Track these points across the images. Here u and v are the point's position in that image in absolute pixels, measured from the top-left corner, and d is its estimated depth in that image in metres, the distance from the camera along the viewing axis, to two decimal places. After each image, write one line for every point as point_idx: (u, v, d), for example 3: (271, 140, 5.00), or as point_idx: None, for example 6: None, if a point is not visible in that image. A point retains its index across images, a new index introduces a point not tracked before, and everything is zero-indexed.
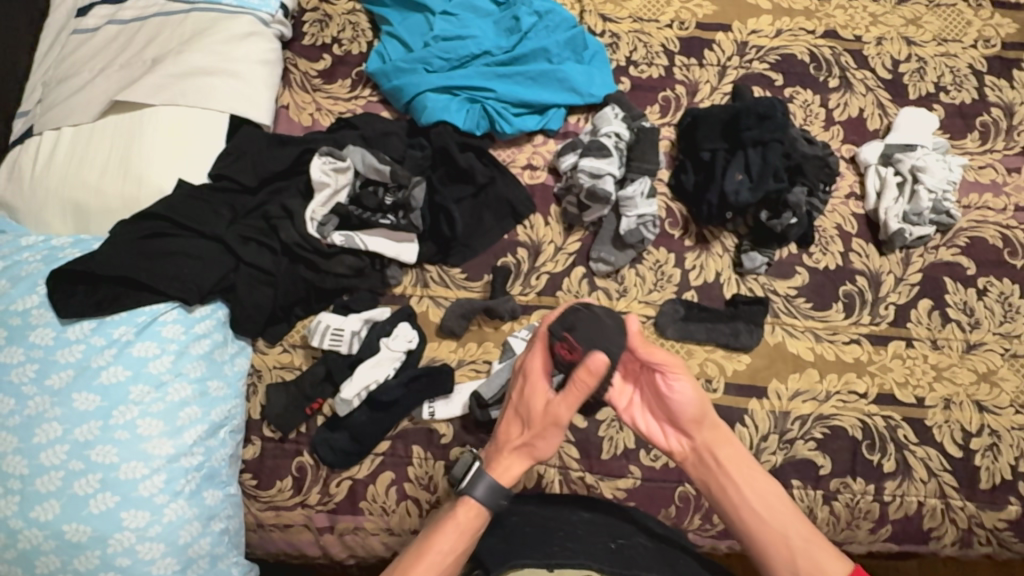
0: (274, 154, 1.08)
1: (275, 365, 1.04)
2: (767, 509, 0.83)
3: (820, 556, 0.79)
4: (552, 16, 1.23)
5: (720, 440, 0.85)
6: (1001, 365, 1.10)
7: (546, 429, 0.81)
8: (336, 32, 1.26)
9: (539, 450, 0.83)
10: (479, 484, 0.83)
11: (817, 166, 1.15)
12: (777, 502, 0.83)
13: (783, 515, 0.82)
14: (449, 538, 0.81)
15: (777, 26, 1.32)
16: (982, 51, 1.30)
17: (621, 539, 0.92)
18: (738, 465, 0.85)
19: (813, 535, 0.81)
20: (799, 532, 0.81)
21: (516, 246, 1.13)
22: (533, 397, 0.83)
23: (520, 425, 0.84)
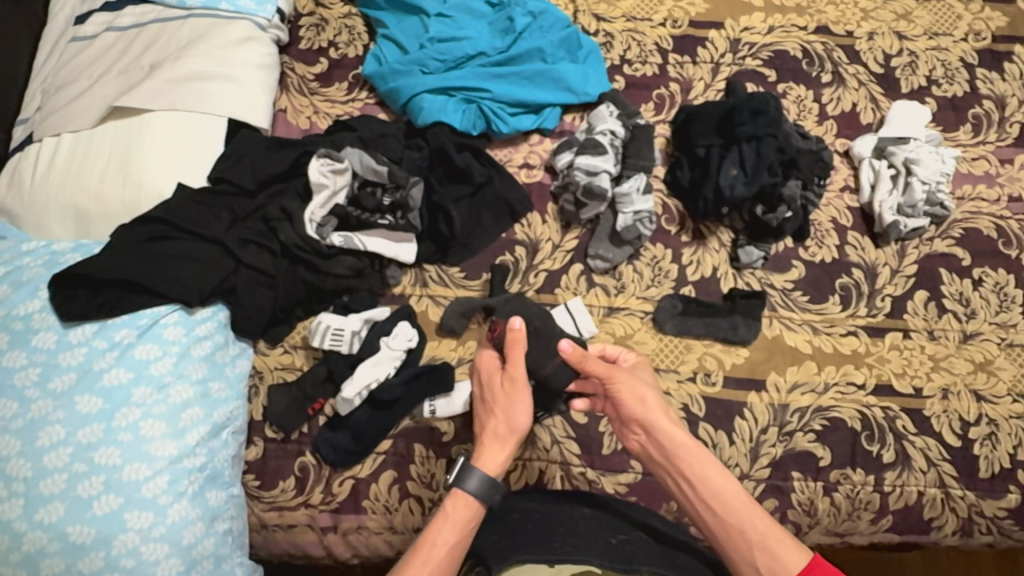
0: (273, 158, 1.10)
1: (276, 367, 1.05)
2: (726, 506, 0.82)
3: (778, 551, 0.79)
4: (546, 16, 1.24)
5: (674, 437, 0.86)
6: (998, 354, 1.11)
7: (511, 399, 0.87)
8: (332, 36, 1.27)
9: (516, 424, 0.86)
10: (467, 474, 0.84)
11: (811, 161, 1.16)
12: (734, 499, 0.82)
13: (742, 511, 0.81)
14: (442, 529, 0.82)
15: (769, 23, 1.33)
16: (973, 44, 1.31)
17: (621, 535, 0.92)
18: (694, 462, 0.84)
19: (773, 531, 0.80)
20: (757, 529, 0.80)
21: (513, 245, 1.14)
22: (490, 380, 0.90)
23: (490, 410, 0.88)
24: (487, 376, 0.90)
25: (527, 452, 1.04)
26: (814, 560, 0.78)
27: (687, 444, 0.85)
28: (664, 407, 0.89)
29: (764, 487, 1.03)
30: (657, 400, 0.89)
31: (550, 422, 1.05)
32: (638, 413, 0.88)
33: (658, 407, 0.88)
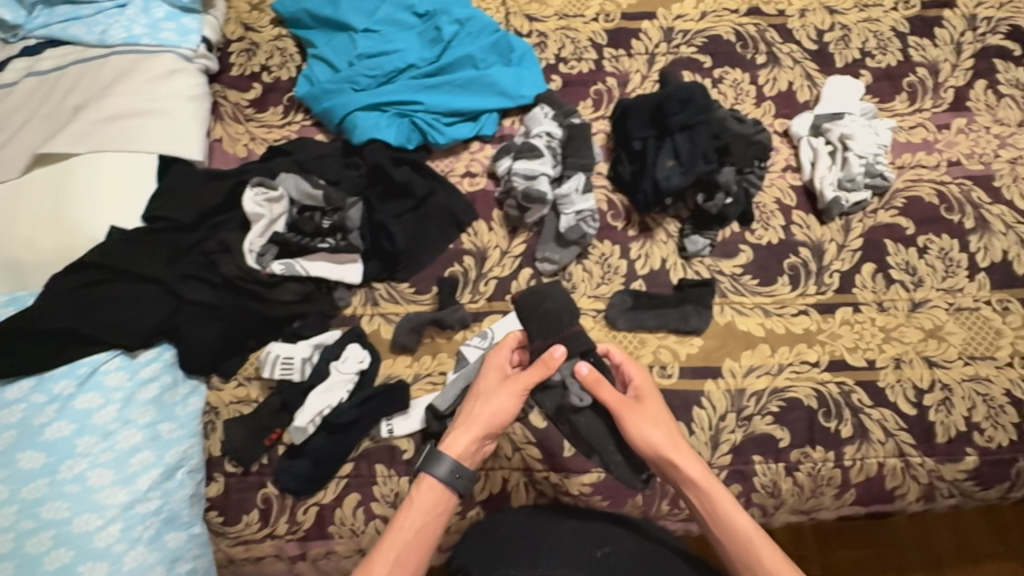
0: (207, 189, 1.07)
1: (232, 400, 1.05)
2: (741, 536, 0.87)
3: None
4: (473, 22, 1.21)
5: (691, 467, 0.90)
6: (947, 320, 1.11)
7: (501, 389, 0.94)
8: (264, 60, 1.28)
9: (488, 415, 0.92)
10: (436, 460, 0.90)
11: (745, 145, 1.15)
12: (749, 528, 0.87)
13: (756, 543, 0.86)
14: (412, 512, 0.88)
15: (701, 10, 1.33)
16: (903, 12, 1.32)
17: (605, 547, 0.96)
18: (711, 491, 0.89)
19: (781, 558, 0.85)
20: (769, 560, 0.85)
21: (461, 255, 1.15)
22: (490, 373, 0.96)
23: (476, 396, 0.94)
24: (490, 365, 0.97)
25: (490, 461, 1.03)
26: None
27: (704, 473, 0.90)
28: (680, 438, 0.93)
29: (727, 473, 1.04)
30: (666, 439, 0.92)
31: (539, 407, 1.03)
32: (657, 446, 0.92)
33: (675, 440, 0.92)
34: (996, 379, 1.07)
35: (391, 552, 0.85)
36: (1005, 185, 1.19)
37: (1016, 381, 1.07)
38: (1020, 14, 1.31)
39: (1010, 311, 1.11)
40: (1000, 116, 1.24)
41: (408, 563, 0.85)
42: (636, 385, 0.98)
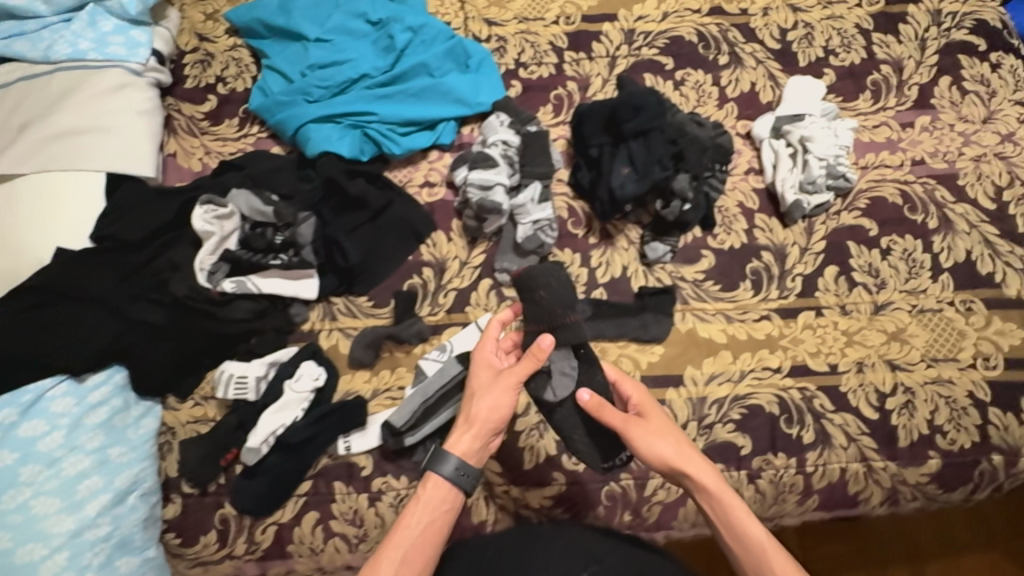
0: (157, 207, 1.06)
1: (188, 420, 1.04)
2: (756, 548, 0.81)
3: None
4: (427, 29, 1.19)
5: (702, 478, 0.85)
6: (910, 322, 1.10)
7: (496, 385, 0.89)
8: (220, 71, 1.26)
9: (489, 414, 0.88)
10: (444, 457, 0.86)
11: (699, 152, 1.11)
12: (765, 539, 0.81)
13: (772, 555, 0.81)
14: (419, 509, 0.85)
15: (662, 10, 1.31)
16: (867, 9, 1.30)
17: (593, 564, 0.88)
18: (724, 503, 0.84)
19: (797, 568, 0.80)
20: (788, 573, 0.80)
21: (420, 266, 1.14)
22: (480, 372, 0.91)
23: (471, 395, 0.90)
24: (479, 362, 0.92)
25: None
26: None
27: (715, 483, 0.85)
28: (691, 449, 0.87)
29: None
30: (675, 449, 0.86)
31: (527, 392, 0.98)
32: (669, 459, 0.86)
33: (685, 452, 0.86)
34: (959, 381, 1.07)
35: (397, 550, 0.81)
36: (970, 184, 1.18)
37: (979, 383, 1.07)
38: (985, 8, 1.30)
39: (973, 311, 1.10)
40: (964, 114, 1.22)
41: (415, 562, 0.81)
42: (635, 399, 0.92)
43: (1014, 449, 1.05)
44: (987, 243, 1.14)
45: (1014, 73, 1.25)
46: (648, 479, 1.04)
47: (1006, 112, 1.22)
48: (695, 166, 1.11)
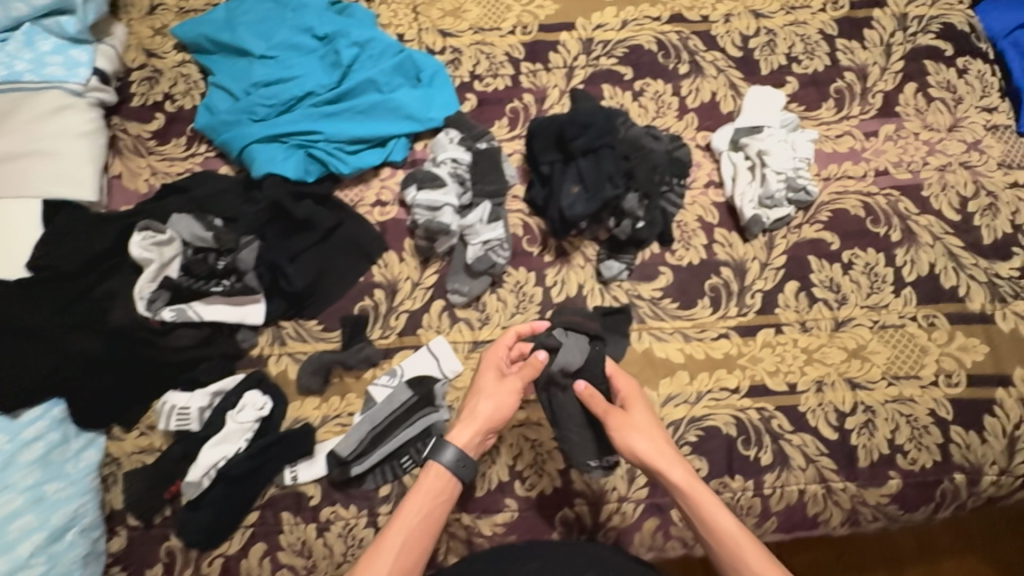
0: (96, 234, 1.03)
1: (135, 450, 1.02)
2: (727, 539, 0.85)
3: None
4: (373, 44, 1.16)
5: (677, 470, 0.91)
6: (871, 338, 1.08)
7: (500, 386, 0.98)
8: (168, 87, 1.23)
9: (492, 411, 0.96)
10: (442, 447, 0.93)
11: (648, 169, 1.08)
12: (736, 529, 0.85)
13: (742, 545, 0.84)
14: (420, 496, 0.90)
15: (622, 18, 1.27)
16: (831, 13, 1.27)
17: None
18: (695, 495, 0.89)
19: (767, 558, 0.83)
20: (758, 564, 0.82)
21: (372, 288, 1.11)
22: (487, 371, 1.00)
23: (475, 394, 0.98)
24: (488, 362, 1.01)
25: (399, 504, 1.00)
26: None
27: (689, 477, 0.91)
28: (667, 444, 0.95)
29: (643, 506, 1.02)
30: (652, 444, 0.94)
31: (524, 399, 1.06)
32: (644, 452, 0.93)
33: (661, 446, 0.94)
34: (920, 399, 1.04)
35: (398, 536, 0.86)
36: (934, 195, 1.15)
37: (940, 401, 1.04)
38: (952, 11, 1.26)
39: (936, 327, 1.08)
40: (929, 121, 1.19)
41: (414, 549, 0.86)
42: (624, 394, 1.00)
43: (977, 468, 1.02)
44: (951, 255, 1.11)
45: (981, 78, 1.22)
46: (603, 504, 1.02)
47: (972, 119, 1.19)
48: (646, 183, 1.08)
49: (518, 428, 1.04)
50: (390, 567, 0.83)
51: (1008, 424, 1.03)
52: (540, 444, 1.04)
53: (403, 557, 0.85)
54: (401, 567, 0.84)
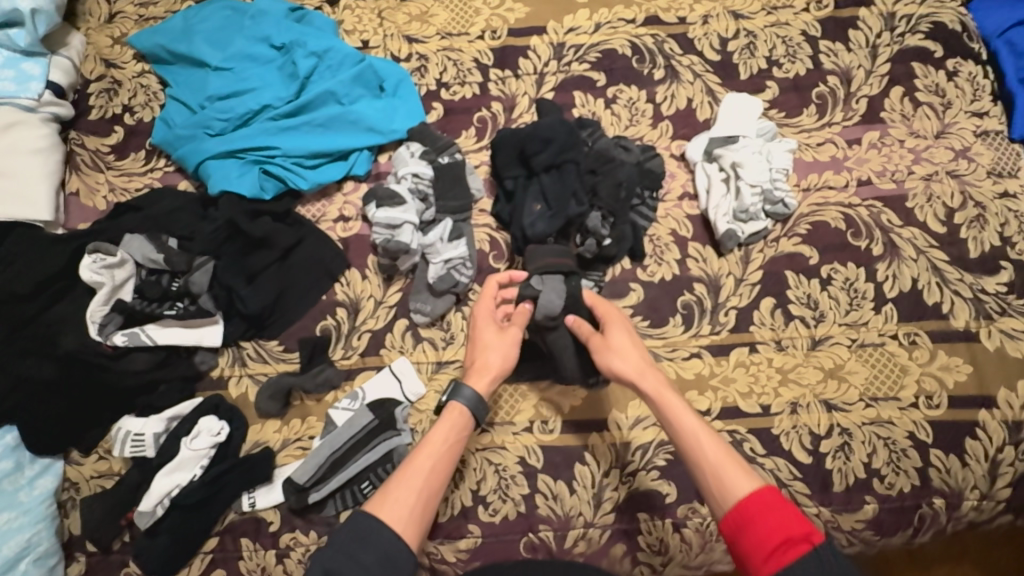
0: (47, 255, 1.01)
1: (93, 475, 1.00)
2: (686, 433, 0.80)
3: (727, 473, 0.75)
4: (332, 54, 1.13)
5: (648, 376, 0.87)
6: (849, 358, 1.04)
7: (504, 337, 0.95)
8: (127, 99, 1.18)
9: (503, 361, 0.93)
10: (463, 384, 0.90)
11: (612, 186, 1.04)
12: (698, 426, 0.80)
13: (702, 440, 0.79)
14: (449, 424, 0.86)
15: (595, 20, 1.22)
16: (815, 13, 1.21)
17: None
18: (661, 398, 0.84)
19: (730, 455, 0.77)
20: (715, 459, 0.77)
21: (334, 306, 1.07)
22: (485, 325, 0.96)
23: (480, 349, 0.94)
24: (482, 317, 0.97)
25: None
26: (758, 488, 0.73)
27: (659, 381, 0.86)
28: (641, 355, 0.90)
29: (610, 532, 0.98)
30: (625, 357, 0.89)
31: (503, 395, 1.04)
32: (616, 365, 0.89)
33: (635, 357, 0.89)
34: (899, 422, 1.01)
35: (426, 461, 0.82)
36: (919, 206, 1.10)
37: (920, 423, 1.00)
38: (943, 10, 1.20)
39: (917, 345, 1.04)
40: (915, 128, 1.14)
41: (440, 475, 0.82)
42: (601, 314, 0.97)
43: (958, 493, 0.98)
44: (935, 270, 1.07)
45: (972, 81, 1.16)
46: (568, 530, 0.99)
47: (961, 124, 1.14)
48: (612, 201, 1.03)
49: (482, 451, 1.02)
50: (419, 488, 0.79)
51: (990, 447, 0.99)
52: (505, 469, 1.01)
53: (430, 481, 0.80)
54: (430, 490, 0.80)
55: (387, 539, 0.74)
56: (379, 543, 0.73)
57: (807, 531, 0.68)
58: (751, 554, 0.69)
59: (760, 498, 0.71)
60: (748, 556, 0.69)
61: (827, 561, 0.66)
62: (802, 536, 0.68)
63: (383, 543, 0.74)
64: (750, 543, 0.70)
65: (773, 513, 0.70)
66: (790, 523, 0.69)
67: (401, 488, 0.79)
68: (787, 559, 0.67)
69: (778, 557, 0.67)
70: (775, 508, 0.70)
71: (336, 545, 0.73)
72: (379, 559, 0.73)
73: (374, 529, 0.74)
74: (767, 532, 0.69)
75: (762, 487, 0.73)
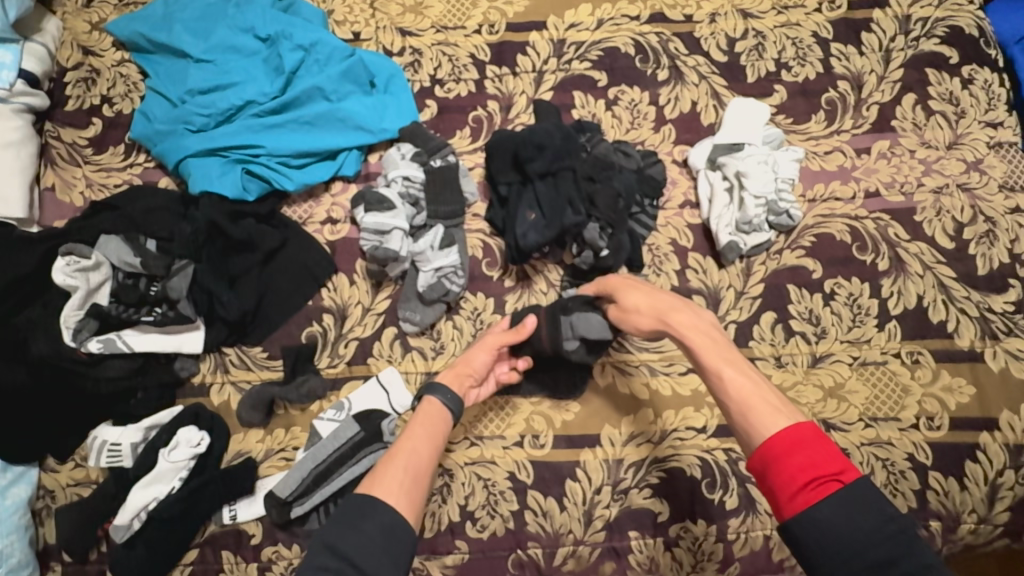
0: (19, 255, 0.96)
1: (69, 483, 0.97)
2: (710, 369, 0.74)
3: (753, 409, 0.68)
4: (319, 47, 1.08)
5: (673, 318, 0.82)
6: (850, 376, 1.01)
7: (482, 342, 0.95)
8: (106, 89, 1.13)
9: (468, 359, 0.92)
10: (432, 385, 0.88)
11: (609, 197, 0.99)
12: (726, 362, 0.74)
13: (728, 375, 0.72)
14: (422, 414, 0.83)
15: (597, 16, 1.16)
16: (827, 14, 1.16)
17: None
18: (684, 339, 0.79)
19: (761, 391, 0.70)
20: (741, 394, 0.70)
21: (320, 312, 1.04)
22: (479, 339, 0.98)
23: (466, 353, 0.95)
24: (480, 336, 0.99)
25: None
26: (788, 424, 0.65)
27: (686, 319, 0.81)
28: (670, 300, 0.85)
29: (601, 550, 0.96)
30: (649, 303, 0.85)
31: (492, 408, 1.01)
32: (639, 319, 0.86)
33: (659, 301, 0.85)
34: (898, 443, 0.98)
35: (407, 444, 0.78)
36: (927, 220, 1.06)
37: (920, 445, 0.98)
38: (961, 13, 1.15)
39: (920, 364, 1.01)
40: (927, 138, 1.10)
41: (424, 453, 0.77)
42: (608, 287, 0.92)
43: (955, 516, 0.96)
44: (941, 287, 1.03)
45: (987, 90, 1.11)
46: (558, 548, 0.96)
47: (973, 135, 1.10)
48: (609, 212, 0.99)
49: (471, 465, 0.99)
50: (406, 464, 0.74)
51: (990, 471, 0.97)
52: (494, 484, 0.98)
53: (412, 465, 0.75)
54: (416, 471, 0.74)
55: (384, 507, 0.68)
56: (378, 514, 0.68)
57: (839, 468, 0.61)
58: (779, 492, 0.63)
59: (789, 434, 0.64)
60: (776, 494, 0.63)
61: (856, 496, 0.60)
62: (830, 475, 0.61)
63: (380, 513, 0.68)
64: (778, 480, 0.63)
65: (803, 449, 0.63)
66: (820, 459, 0.62)
67: (391, 465, 0.74)
68: (819, 497, 0.61)
69: (809, 495, 0.61)
70: (804, 441, 0.63)
71: (337, 520, 0.68)
72: (380, 529, 0.67)
73: (370, 502, 0.69)
74: (796, 469, 0.62)
75: (795, 423, 0.65)
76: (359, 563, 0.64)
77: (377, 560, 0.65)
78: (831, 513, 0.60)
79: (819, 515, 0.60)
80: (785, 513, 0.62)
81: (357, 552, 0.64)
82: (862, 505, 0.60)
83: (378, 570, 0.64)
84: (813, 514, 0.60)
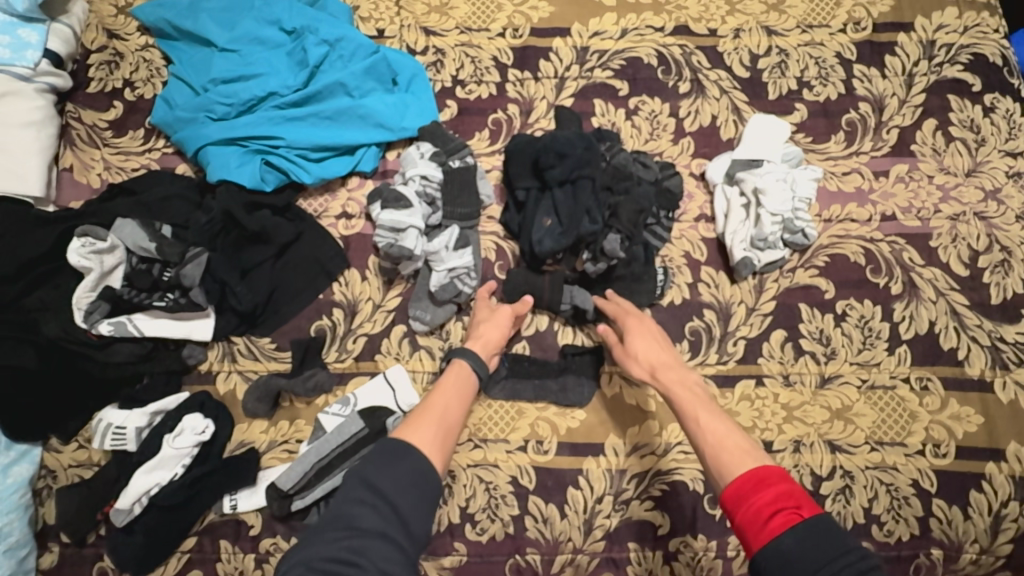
0: (34, 235, 0.97)
1: (71, 464, 0.97)
2: (689, 414, 0.78)
3: (724, 450, 0.71)
4: (344, 43, 1.08)
5: (663, 372, 0.87)
6: (858, 399, 1.01)
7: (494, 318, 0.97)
8: (128, 73, 1.13)
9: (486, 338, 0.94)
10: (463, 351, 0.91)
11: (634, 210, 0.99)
12: (703, 409, 0.78)
13: (703, 420, 0.76)
14: (453, 375, 0.87)
15: (622, 25, 1.17)
16: (851, 35, 1.16)
17: None
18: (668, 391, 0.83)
19: (734, 435, 0.73)
20: (715, 437, 0.73)
21: (331, 306, 1.04)
22: (481, 308, 1.00)
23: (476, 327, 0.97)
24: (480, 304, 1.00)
25: None
26: (753, 465, 0.68)
27: (673, 376, 0.85)
28: (660, 352, 0.90)
29: (599, 560, 0.96)
30: (648, 350, 0.90)
31: (497, 412, 1.01)
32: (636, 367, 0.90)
33: (653, 355, 0.90)
34: (903, 468, 0.98)
35: (439, 404, 0.81)
36: (943, 246, 1.06)
37: (925, 471, 0.98)
38: (985, 41, 1.15)
39: (929, 391, 1.01)
40: (946, 164, 1.10)
41: (454, 415, 0.81)
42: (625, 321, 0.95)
43: (957, 545, 0.95)
44: (954, 314, 1.03)
45: (1008, 119, 1.11)
46: (556, 555, 0.96)
47: (993, 164, 1.10)
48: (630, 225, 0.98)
49: (473, 468, 0.99)
50: (440, 420, 0.78)
51: (995, 501, 0.96)
52: (496, 488, 0.98)
53: (444, 423, 0.78)
54: (447, 428, 0.78)
55: (420, 456, 0.71)
56: (412, 459, 0.71)
57: (797, 501, 0.62)
58: (747, 527, 0.63)
59: (755, 473, 0.66)
60: (744, 530, 0.64)
61: (821, 531, 0.60)
62: (792, 508, 0.62)
63: (415, 459, 0.71)
64: (744, 517, 0.64)
65: (768, 487, 0.64)
66: (783, 495, 0.63)
67: (425, 418, 0.78)
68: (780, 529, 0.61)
69: (773, 526, 0.61)
70: (765, 479, 0.65)
71: (375, 457, 0.70)
72: (413, 474, 0.69)
73: (406, 448, 0.72)
74: (762, 503, 0.64)
75: (762, 465, 0.67)
76: (392, 497, 0.67)
77: (410, 498, 0.68)
78: (794, 544, 0.59)
79: (782, 547, 0.60)
80: (753, 549, 0.62)
81: (393, 490, 0.67)
82: (827, 539, 0.59)
83: (410, 508, 0.67)
84: (776, 547, 0.60)
